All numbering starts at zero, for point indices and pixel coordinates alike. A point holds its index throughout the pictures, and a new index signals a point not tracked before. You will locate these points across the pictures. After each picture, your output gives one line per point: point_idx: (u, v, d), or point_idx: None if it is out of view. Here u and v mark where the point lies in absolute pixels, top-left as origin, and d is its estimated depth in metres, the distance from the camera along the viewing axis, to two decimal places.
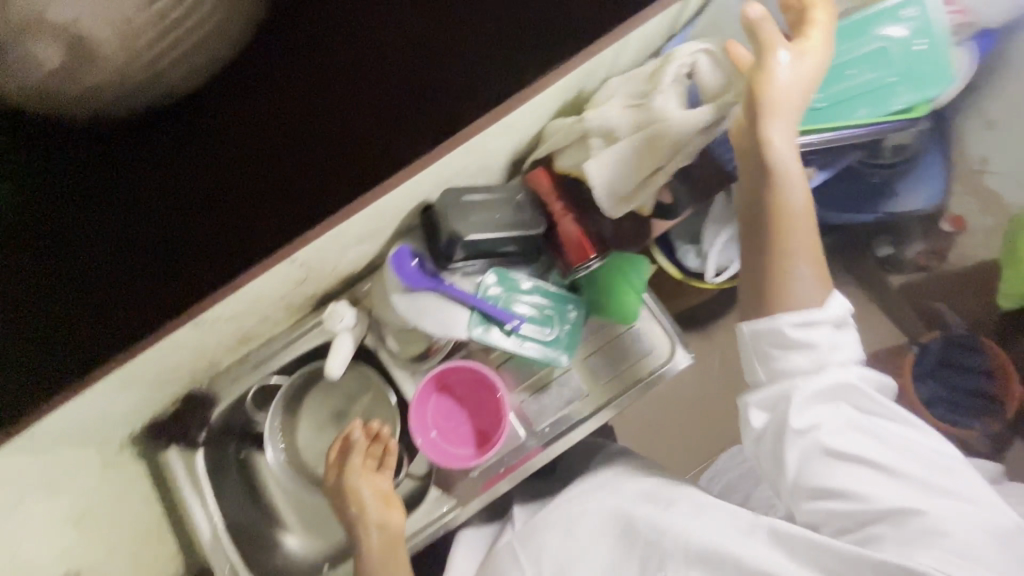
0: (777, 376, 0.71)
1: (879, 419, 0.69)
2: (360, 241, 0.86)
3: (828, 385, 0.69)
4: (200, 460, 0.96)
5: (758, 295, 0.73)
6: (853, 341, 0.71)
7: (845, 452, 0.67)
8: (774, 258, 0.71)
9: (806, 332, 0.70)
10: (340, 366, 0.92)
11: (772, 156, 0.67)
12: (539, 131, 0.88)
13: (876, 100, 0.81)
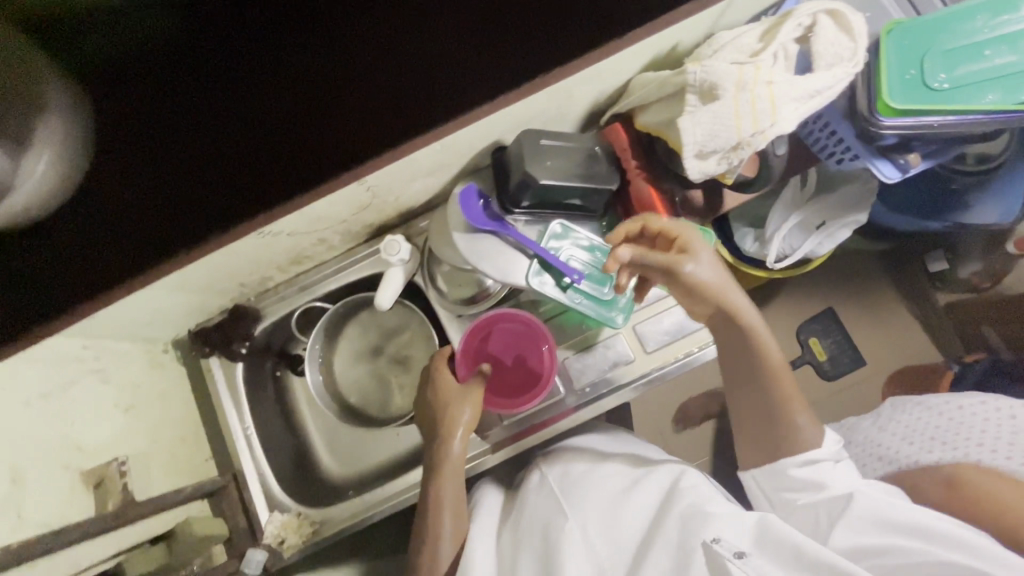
0: (791, 503, 0.74)
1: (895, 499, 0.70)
2: (429, 175, 0.85)
3: (824, 482, 0.72)
4: (241, 372, 0.97)
5: (760, 446, 0.79)
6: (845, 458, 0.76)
7: (869, 521, 0.67)
8: (779, 416, 0.76)
9: (805, 469, 0.74)
10: (389, 298, 0.91)
11: (746, 322, 0.75)
12: (624, 85, 0.85)
13: (1009, 87, 0.69)
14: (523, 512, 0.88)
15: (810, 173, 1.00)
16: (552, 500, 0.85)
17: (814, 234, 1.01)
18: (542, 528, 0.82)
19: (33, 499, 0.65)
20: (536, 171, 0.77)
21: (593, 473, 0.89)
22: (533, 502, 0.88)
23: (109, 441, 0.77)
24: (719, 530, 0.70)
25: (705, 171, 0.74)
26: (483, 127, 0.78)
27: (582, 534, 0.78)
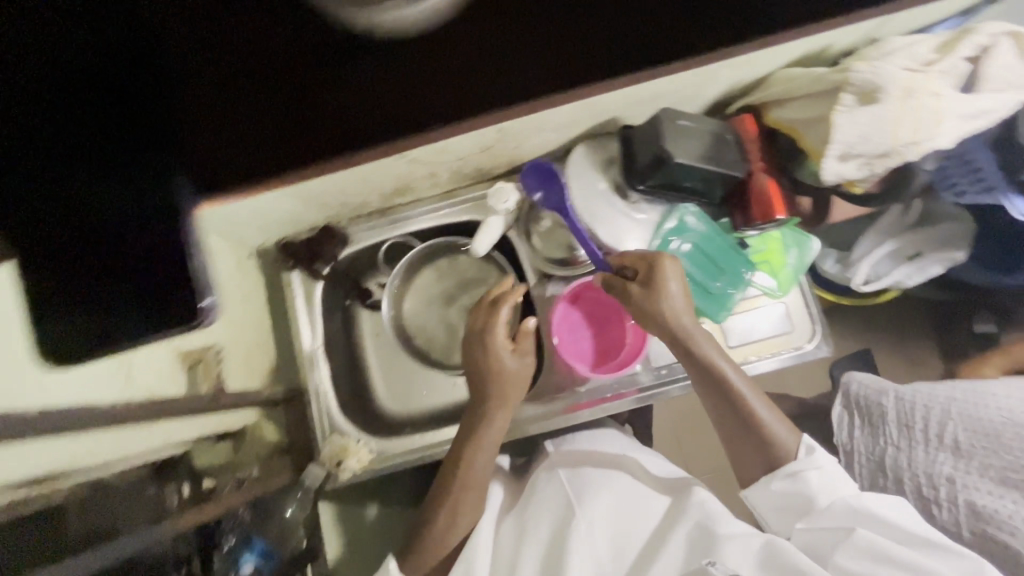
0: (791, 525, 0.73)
1: (896, 528, 0.67)
2: (555, 130, 0.84)
3: (825, 514, 0.70)
4: (319, 291, 0.97)
5: (747, 454, 0.79)
6: (839, 473, 0.73)
7: (870, 556, 0.65)
8: (756, 434, 0.77)
9: (783, 485, 0.74)
10: (485, 244, 0.91)
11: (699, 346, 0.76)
12: (764, 78, 0.85)
13: None
14: (533, 492, 0.86)
15: (914, 203, 0.98)
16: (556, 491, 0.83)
17: (904, 265, 1.02)
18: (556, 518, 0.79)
19: (142, 366, 0.64)
20: (674, 151, 0.75)
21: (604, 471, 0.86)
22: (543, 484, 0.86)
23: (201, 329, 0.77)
24: (725, 547, 0.69)
25: (841, 175, 0.74)
26: (626, 91, 0.77)
27: (594, 534, 0.76)
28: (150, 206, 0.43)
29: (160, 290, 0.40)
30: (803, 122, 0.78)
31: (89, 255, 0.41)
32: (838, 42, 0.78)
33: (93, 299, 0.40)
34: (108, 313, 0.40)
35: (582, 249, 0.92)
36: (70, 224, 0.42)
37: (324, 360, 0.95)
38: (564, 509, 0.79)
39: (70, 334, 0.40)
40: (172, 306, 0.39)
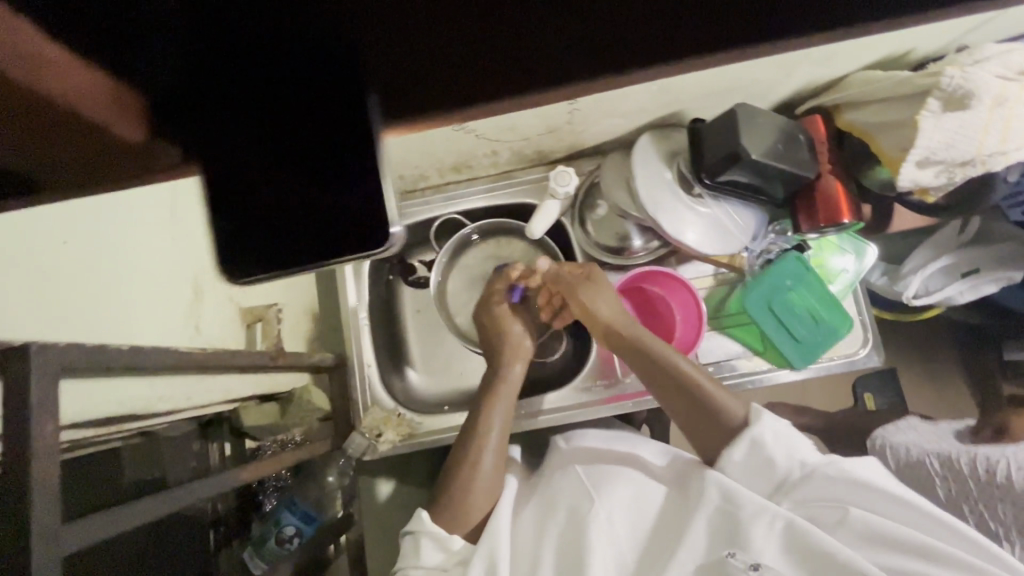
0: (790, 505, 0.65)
1: (881, 498, 0.61)
2: (623, 116, 0.83)
3: (808, 491, 0.64)
4: (367, 263, 0.97)
5: (709, 446, 0.72)
6: (796, 439, 0.68)
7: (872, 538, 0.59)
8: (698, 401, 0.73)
9: (745, 452, 0.68)
10: (541, 227, 0.90)
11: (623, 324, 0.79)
12: (839, 81, 0.84)
13: None
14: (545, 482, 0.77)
15: (974, 220, 0.97)
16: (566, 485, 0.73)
17: (957, 281, 1.00)
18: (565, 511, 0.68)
19: (209, 316, 0.65)
20: (752, 146, 0.75)
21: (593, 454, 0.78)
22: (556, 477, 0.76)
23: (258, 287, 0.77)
24: (752, 533, 0.59)
25: (917, 181, 0.74)
26: (704, 80, 0.77)
27: (611, 522, 0.65)
28: (319, 85, 0.31)
29: (350, 198, 0.31)
30: (877, 126, 0.78)
31: (267, 163, 0.31)
32: (921, 46, 0.77)
33: (284, 215, 0.31)
34: (290, 228, 0.31)
35: (635, 241, 0.91)
36: (228, 119, 0.31)
37: (367, 333, 0.95)
38: (574, 501, 0.69)
39: (247, 245, 0.31)
40: (359, 217, 0.31)
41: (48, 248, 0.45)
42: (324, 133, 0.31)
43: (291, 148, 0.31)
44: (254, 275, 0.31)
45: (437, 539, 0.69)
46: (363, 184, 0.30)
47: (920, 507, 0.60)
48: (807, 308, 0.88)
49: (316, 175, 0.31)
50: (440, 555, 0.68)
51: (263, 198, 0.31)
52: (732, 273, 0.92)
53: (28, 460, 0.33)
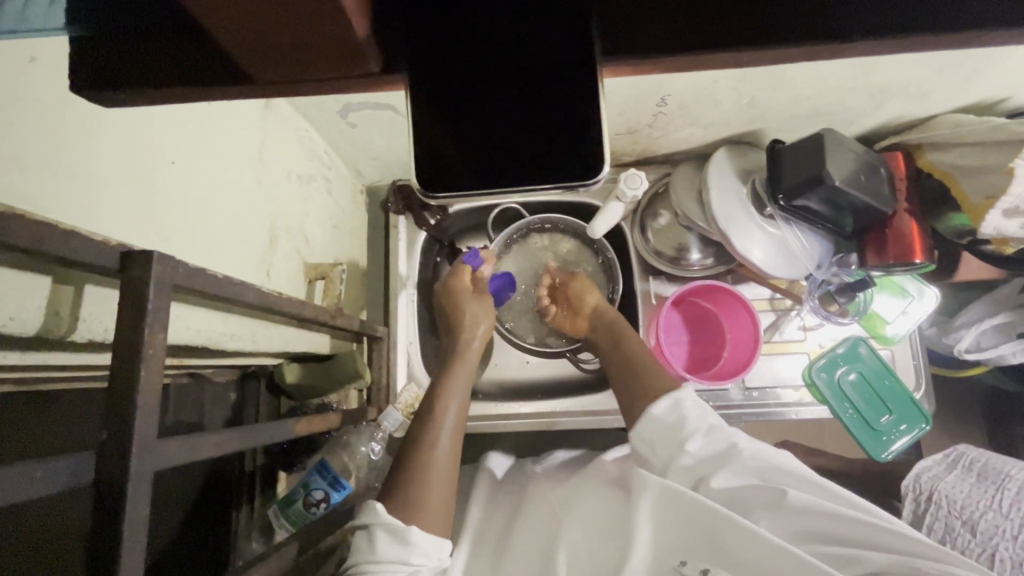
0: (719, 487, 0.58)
1: (799, 476, 0.56)
2: (704, 127, 0.83)
3: (732, 467, 0.57)
4: (419, 240, 0.96)
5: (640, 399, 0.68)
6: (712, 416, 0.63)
7: (799, 518, 0.53)
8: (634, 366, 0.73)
9: (667, 409, 0.63)
10: (602, 227, 0.89)
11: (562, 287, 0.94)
12: (925, 121, 0.83)
13: None
14: (544, 493, 0.71)
15: None
16: (544, 518, 0.65)
17: (1012, 341, 0.97)
18: (549, 540, 0.60)
19: (279, 265, 0.65)
20: (836, 172, 0.74)
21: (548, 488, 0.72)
22: (544, 501, 0.68)
23: (321, 246, 0.77)
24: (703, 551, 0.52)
25: (1001, 230, 0.73)
26: (794, 100, 0.76)
27: (572, 540, 0.59)
28: (547, 47, 0.38)
29: (549, 152, 0.40)
30: (962, 168, 0.76)
31: (490, 122, 0.39)
32: (1018, 95, 0.76)
33: (482, 151, 0.40)
34: (493, 164, 0.40)
35: (695, 253, 0.89)
36: (451, 83, 0.38)
37: (411, 310, 0.93)
38: (554, 533, 0.61)
39: (450, 170, 0.40)
40: (572, 160, 0.40)
41: (164, 169, 0.45)
42: (540, 97, 0.39)
43: (504, 107, 0.39)
44: (445, 192, 0.41)
45: (392, 531, 0.57)
46: (579, 137, 0.39)
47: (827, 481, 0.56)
48: (887, 396, 0.86)
49: (527, 130, 0.40)
50: (399, 549, 0.56)
51: (471, 146, 0.40)
52: (788, 299, 0.91)
53: (138, 361, 0.32)
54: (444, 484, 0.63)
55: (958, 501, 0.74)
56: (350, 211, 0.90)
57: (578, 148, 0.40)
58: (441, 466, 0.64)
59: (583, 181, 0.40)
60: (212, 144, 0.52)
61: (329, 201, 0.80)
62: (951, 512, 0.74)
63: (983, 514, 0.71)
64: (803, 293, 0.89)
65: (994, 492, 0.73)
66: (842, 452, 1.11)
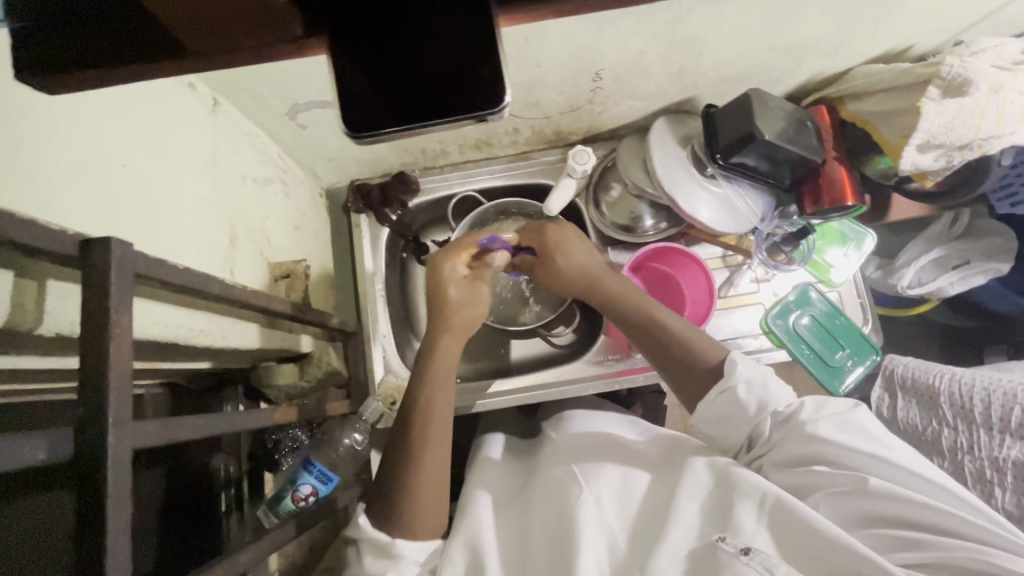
0: (785, 460, 0.62)
1: (881, 459, 0.57)
2: (642, 99, 0.87)
3: (801, 452, 0.60)
4: (384, 235, 0.98)
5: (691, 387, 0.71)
6: (768, 380, 0.66)
7: (875, 503, 0.55)
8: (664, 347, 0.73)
9: (720, 399, 0.66)
10: (558, 204, 0.93)
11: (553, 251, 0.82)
12: (843, 74, 0.89)
13: None
14: (538, 473, 0.73)
15: (963, 214, 1.04)
16: (546, 477, 0.69)
17: (949, 273, 1.05)
18: (555, 491, 0.65)
19: (242, 264, 0.66)
20: (764, 127, 0.79)
21: (562, 451, 0.75)
22: (542, 476, 0.70)
23: (285, 246, 0.78)
24: (740, 515, 0.55)
25: (918, 165, 0.77)
26: (720, 65, 0.81)
27: (598, 506, 0.61)
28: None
29: (456, 76, 0.35)
30: (879, 114, 0.82)
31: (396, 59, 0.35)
32: (920, 41, 0.83)
33: (396, 90, 0.36)
34: (407, 99, 0.36)
35: (647, 220, 0.94)
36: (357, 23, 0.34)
37: (383, 303, 0.95)
38: (562, 478, 0.66)
39: (370, 112, 0.36)
40: (481, 92, 0.35)
41: (113, 172, 0.47)
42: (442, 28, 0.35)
43: (412, 25, 0.34)
44: (371, 132, 0.37)
45: (378, 548, 0.64)
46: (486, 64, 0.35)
47: (902, 458, 0.57)
48: (840, 336, 0.92)
49: (428, 49, 0.35)
50: (387, 564, 0.63)
51: (389, 92, 0.36)
52: (739, 255, 0.96)
53: (106, 343, 0.34)
54: (437, 460, 0.69)
55: (918, 425, 0.92)
56: (311, 212, 0.92)
57: (483, 80, 0.35)
58: (434, 448, 0.69)
59: (489, 113, 0.35)
60: (149, 136, 0.52)
61: (286, 201, 0.81)
62: (918, 439, 0.92)
63: (942, 434, 0.87)
64: (751, 247, 0.94)
65: (935, 404, 0.89)
66: (808, 395, 1.18)
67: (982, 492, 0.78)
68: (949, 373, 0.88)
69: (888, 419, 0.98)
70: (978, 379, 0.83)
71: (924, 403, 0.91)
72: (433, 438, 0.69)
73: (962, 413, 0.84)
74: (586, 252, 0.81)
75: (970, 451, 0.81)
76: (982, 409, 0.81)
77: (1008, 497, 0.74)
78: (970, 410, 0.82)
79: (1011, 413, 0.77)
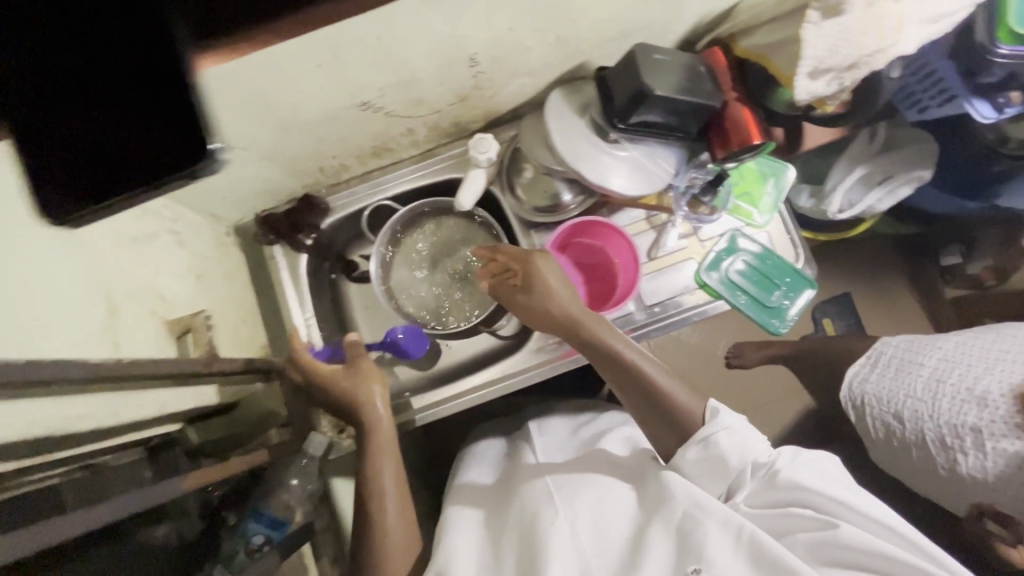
0: (762, 502, 0.67)
1: (854, 510, 0.63)
2: (531, 75, 0.84)
3: (778, 497, 0.66)
4: (303, 263, 0.95)
5: (670, 427, 0.73)
6: (748, 434, 0.69)
7: (850, 549, 0.60)
8: (647, 403, 0.75)
9: (700, 453, 0.68)
10: (470, 198, 0.90)
11: (537, 288, 0.81)
12: (730, 9, 0.86)
13: None
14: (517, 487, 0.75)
15: (880, 126, 1.02)
16: (518, 500, 0.72)
17: (875, 189, 1.04)
18: (528, 515, 0.67)
19: (129, 332, 0.63)
20: (653, 84, 0.76)
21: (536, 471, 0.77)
22: (514, 496, 0.74)
23: (185, 299, 0.75)
24: (714, 547, 0.58)
25: (813, 92, 0.76)
26: (598, 25, 0.78)
27: (573, 530, 0.64)
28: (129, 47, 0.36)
29: (163, 131, 0.36)
30: (769, 46, 0.80)
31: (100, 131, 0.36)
32: None
33: (107, 162, 0.36)
34: (111, 167, 0.36)
35: (566, 196, 0.91)
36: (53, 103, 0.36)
37: (314, 332, 0.94)
38: (536, 505, 0.68)
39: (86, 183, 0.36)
40: (184, 144, 0.36)
41: None
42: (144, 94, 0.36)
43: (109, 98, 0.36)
44: (91, 207, 0.36)
45: None
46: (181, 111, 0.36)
47: (875, 512, 0.63)
48: (772, 275, 0.91)
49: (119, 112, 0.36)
50: None
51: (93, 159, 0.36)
52: (662, 213, 0.94)
53: None
54: (404, 506, 0.75)
55: (964, 433, 0.91)
56: (219, 256, 0.88)
57: (188, 131, 0.36)
58: (394, 504, 0.74)
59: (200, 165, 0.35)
60: None
61: (182, 252, 0.78)
62: (948, 442, 0.94)
63: (907, 410, 1.00)
64: (672, 204, 0.93)
65: (976, 410, 0.90)
66: None
67: (946, 457, 0.95)
68: (934, 353, 1.00)
69: (858, 394, 1.11)
70: (956, 361, 0.96)
71: (901, 380, 1.03)
72: (385, 468, 0.75)
73: (931, 390, 0.97)
74: (561, 287, 0.81)
75: (931, 419, 0.96)
76: (952, 385, 0.94)
77: (971, 460, 0.91)
78: (939, 384, 0.96)
79: (976, 387, 0.91)
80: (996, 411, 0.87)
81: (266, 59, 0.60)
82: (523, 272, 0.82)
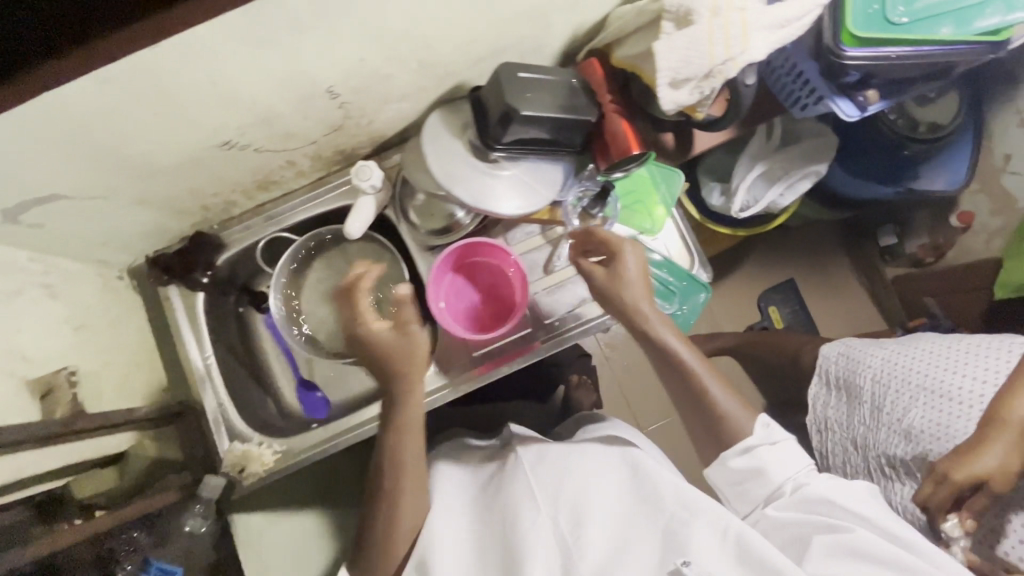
0: (786, 511, 0.71)
1: (872, 524, 0.67)
2: (404, 99, 0.83)
3: (802, 508, 0.70)
4: (201, 301, 0.94)
5: (715, 416, 0.77)
6: (790, 450, 0.74)
7: (864, 555, 0.63)
8: (698, 406, 0.78)
9: (744, 463, 0.74)
10: (358, 227, 0.89)
11: (622, 272, 0.80)
12: (602, 20, 0.86)
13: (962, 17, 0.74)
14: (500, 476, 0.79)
15: (774, 122, 1.03)
16: (502, 492, 0.76)
17: (775, 185, 1.05)
18: (515, 501, 0.73)
19: None
20: (520, 104, 0.75)
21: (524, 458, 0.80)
22: (502, 484, 0.78)
23: (56, 355, 0.74)
24: (700, 547, 0.63)
25: (678, 102, 0.75)
26: (460, 48, 0.77)
27: (555, 520, 0.69)
28: None
29: None
30: (635, 57, 0.79)
31: None
32: None
33: None
34: None
35: (459, 212, 0.90)
36: None
37: (216, 371, 0.93)
38: (518, 499, 0.73)
39: None
40: None
41: None
42: None
43: None
44: None
45: None
46: None
47: (896, 531, 0.67)
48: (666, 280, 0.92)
49: None
50: None
51: None
52: (557, 228, 0.94)
53: None
54: (414, 503, 0.77)
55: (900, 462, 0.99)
56: (108, 303, 0.87)
57: None
58: (409, 502, 0.76)
59: None
60: None
61: (56, 306, 0.77)
62: (886, 470, 1.02)
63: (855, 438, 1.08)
64: (563, 217, 0.92)
65: (909, 443, 0.98)
66: None
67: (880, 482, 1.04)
68: (867, 378, 1.05)
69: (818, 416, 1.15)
70: (888, 389, 1.02)
71: (849, 405, 1.09)
72: (409, 458, 0.77)
73: (873, 419, 1.04)
74: (642, 280, 0.80)
75: (873, 446, 1.04)
76: (889, 415, 1.01)
77: (903, 491, 0.99)
78: (881, 413, 1.03)
79: (910, 422, 0.98)
80: (921, 446, 0.96)
81: (56, 113, 0.56)
82: (614, 254, 0.80)
